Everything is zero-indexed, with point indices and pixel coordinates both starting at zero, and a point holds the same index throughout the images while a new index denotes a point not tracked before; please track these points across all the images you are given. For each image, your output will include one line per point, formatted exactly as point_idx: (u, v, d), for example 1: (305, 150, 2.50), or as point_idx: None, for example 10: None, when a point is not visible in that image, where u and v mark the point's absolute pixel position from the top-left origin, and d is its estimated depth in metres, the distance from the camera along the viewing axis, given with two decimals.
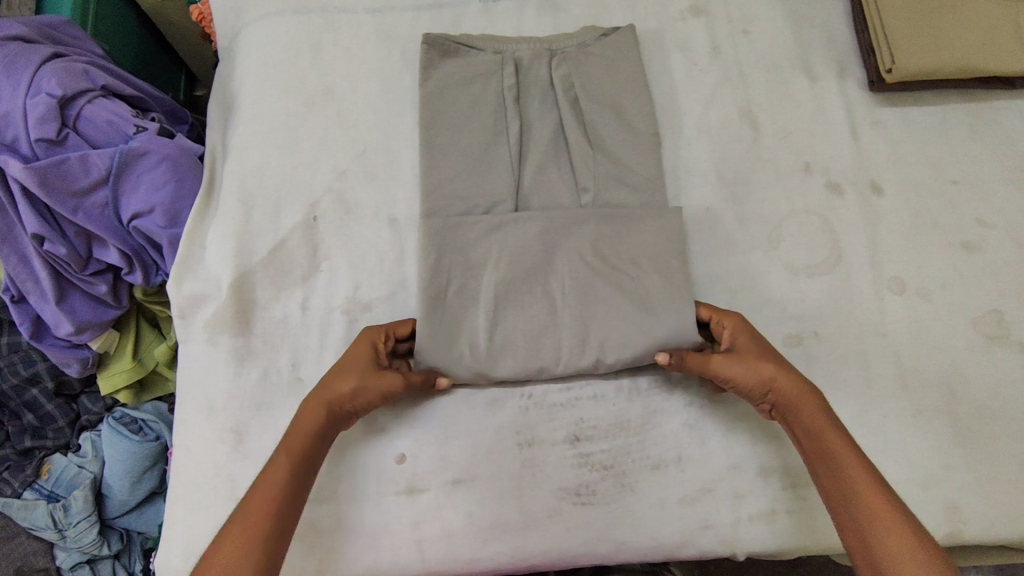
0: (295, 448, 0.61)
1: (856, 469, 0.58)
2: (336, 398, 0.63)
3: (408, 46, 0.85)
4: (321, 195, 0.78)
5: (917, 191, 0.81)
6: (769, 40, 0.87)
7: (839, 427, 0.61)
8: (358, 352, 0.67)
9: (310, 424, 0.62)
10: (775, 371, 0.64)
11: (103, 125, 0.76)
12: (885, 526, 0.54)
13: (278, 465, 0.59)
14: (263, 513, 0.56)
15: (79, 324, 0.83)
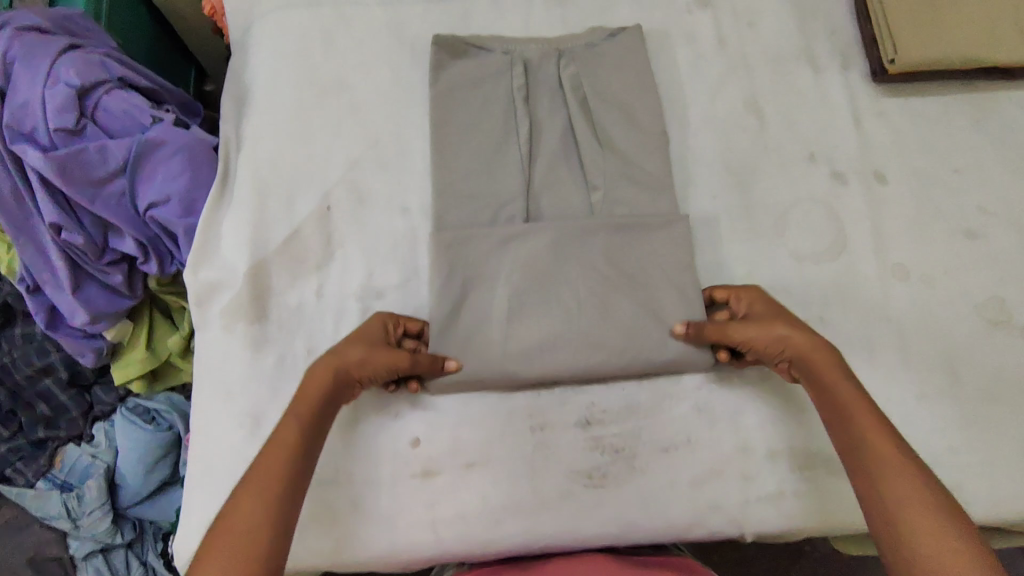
0: (305, 411, 0.61)
1: (880, 437, 0.57)
2: (346, 364, 0.65)
3: (418, 40, 0.86)
4: (335, 184, 0.79)
5: (919, 180, 0.82)
6: (773, 32, 0.88)
7: (864, 394, 0.60)
8: (366, 327, 0.69)
9: (320, 385, 0.63)
10: (797, 342, 0.65)
11: (121, 115, 0.77)
12: (906, 494, 0.53)
13: (289, 427, 0.59)
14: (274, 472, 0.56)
15: (94, 312, 0.84)
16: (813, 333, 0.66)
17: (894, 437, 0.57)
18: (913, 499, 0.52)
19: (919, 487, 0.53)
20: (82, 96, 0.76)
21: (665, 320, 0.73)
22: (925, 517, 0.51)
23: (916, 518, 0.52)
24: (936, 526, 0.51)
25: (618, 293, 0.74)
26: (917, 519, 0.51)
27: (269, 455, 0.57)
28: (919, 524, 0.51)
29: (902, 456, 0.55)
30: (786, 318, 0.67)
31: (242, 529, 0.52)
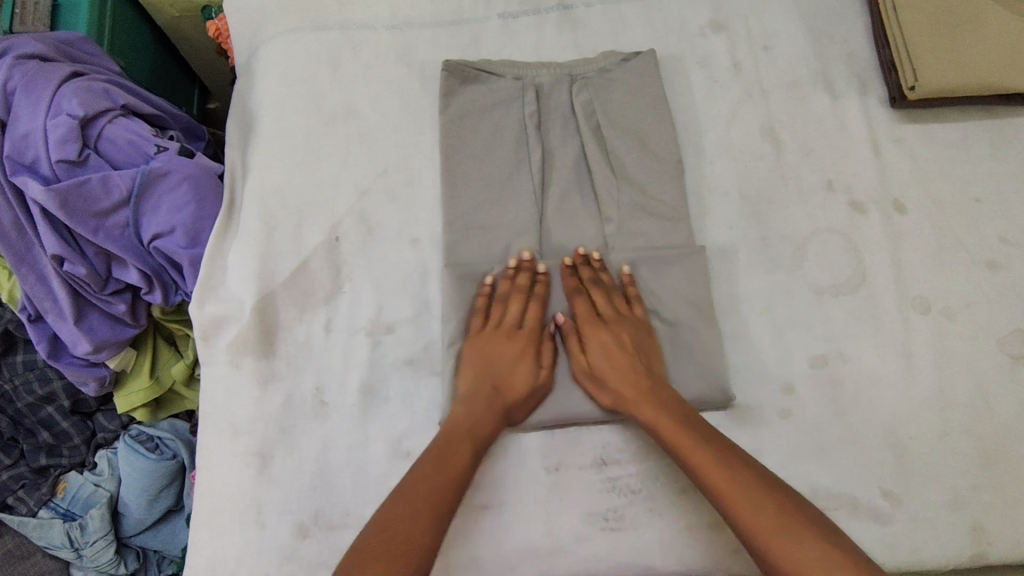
0: (478, 441, 0.64)
1: (723, 478, 0.58)
2: (513, 394, 0.67)
3: (427, 65, 0.85)
4: (343, 214, 0.78)
5: (939, 210, 0.81)
6: (790, 57, 0.86)
7: (706, 437, 0.62)
8: (515, 341, 0.70)
9: (470, 420, 0.65)
10: (639, 398, 0.66)
11: (125, 144, 0.75)
12: (766, 532, 0.54)
13: (458, 460, 0.61)
14: (439, 498, 0.58)
15: (97, 342, 0.83)
16: (660, 385, 0.68)
17: (734, 475, 0.58)
18: (784, 539, 0.54)
19: (781, 526, 0.54)
20: (85, 126, 0.74)
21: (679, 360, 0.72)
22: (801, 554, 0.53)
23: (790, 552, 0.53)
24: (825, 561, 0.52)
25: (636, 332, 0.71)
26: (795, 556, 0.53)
27: (420, 479, 0.59)
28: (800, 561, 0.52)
29: (768, 495, 0.56)
30: (631, 368, 0.68)
31: (404, 555, 0.53)
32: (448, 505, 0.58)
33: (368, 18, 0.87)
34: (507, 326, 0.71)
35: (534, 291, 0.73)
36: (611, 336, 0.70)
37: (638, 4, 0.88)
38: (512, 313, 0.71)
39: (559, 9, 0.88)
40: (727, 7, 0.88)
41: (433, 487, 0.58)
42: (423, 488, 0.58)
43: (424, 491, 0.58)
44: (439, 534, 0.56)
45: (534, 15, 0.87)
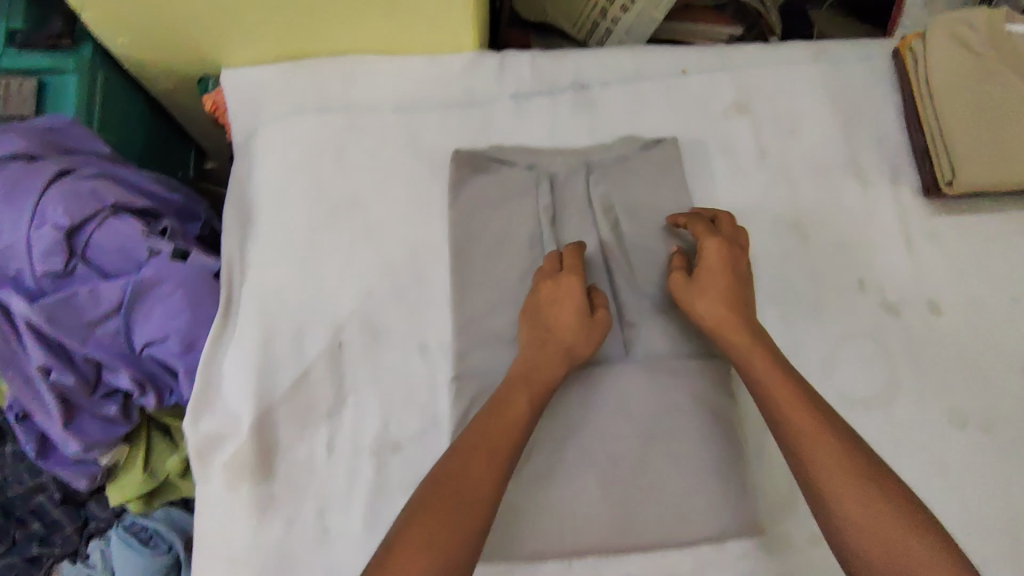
0: (518, 428, 0.61)
1: (815, 436, 0.58)
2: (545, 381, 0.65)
3: (436, 152, 0.80)
4: (347, 318, 0.73)
5: (976, 311, 0.77)
6: (819, 141, 0.82)
7: (812, 402, 0.61)
8: (584, 321, 0.68)
9: (503, 399, 0.63)
10: (739, 334, 0.66)
11: (114, 250, 0.71)
12: (849, 489, 0.55)
13: (502, 439, 0.60)
14: (484, 459, 0.59)
15: (88, 444, 0.79)
16: (776, 352, 0.65)
17: (839, 439, 0.58)
18: (867, 499, 0.55)
19: (868, 485, 0.55)
20: (73, 233, 0.70)
21: (703, 488, 0.67)
22: (889, 519, 0.53)
23: (884, 519, 0.54)
24: (891, 520, 0.53)
25: (658, 468, 0.67)
26: (864, 518, 0.54)
27: (460, 454, 0.59)
28: (863, 518, 0.54)
29: (863, 466, 0.56)
30: (729, 286, 0.68)
31: (453, 512, 0.55)
32: (495, 491, 0.58)
33: (374, 101, 0.82)
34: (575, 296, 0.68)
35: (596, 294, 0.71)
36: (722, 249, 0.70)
37: (657, 84, 0.83)
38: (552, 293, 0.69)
39: (574, 89, 0.83)
40: (751, 87, 0.83)
41: (483, 454, 0.59)
42: (465, 463, 0.58)
43: (479, 455, 0.59)
44: (487, 510, 0.57)
45: (547, 97, 0.83)
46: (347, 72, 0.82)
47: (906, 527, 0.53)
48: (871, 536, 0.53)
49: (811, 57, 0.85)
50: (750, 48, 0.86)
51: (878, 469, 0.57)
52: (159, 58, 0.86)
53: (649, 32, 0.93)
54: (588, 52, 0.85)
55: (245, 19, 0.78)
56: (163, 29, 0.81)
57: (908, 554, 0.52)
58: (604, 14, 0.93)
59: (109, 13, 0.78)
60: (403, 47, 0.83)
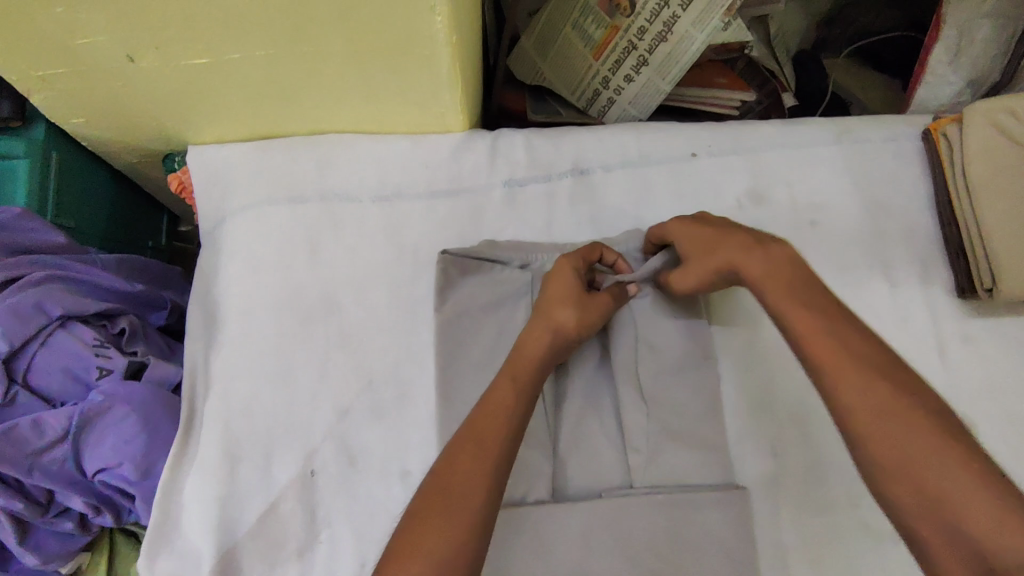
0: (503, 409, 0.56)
1: (840, 369, 0.50)
2: (534, 360, 0.60)
3: (421, 247, 0.73)
4: (321, 440, 0.66)
5: (1019, 427, 0.69)
6: (842, 234, 0.74)
7: (834, 328, 0.52)
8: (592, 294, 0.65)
9: (494, 392, 0.57)
10: (755, 275, 0.57)
11: (60, 372, 0.67)
12: (878, 441, 0.47)
13: (494, 424, 0.55)
14: (481, 446, 0.53)
15: (46, 558, 0.72)
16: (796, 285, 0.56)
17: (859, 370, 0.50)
18: (897, 441, 0.47)
19: (894, 421, 0.47)
20: (14, 355, 0.66)
21: None
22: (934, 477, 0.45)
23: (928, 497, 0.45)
24: (945, 475, 0.45)
25: None
26: (913, 491, 0.45)
27: (445, 464, 0.53)
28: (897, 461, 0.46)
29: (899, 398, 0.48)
30: (727, 246, 0.60)
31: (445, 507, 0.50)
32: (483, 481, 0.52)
33: (353, 187, 0.75)
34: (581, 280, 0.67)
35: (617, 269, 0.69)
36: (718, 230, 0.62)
37: (665, 167, 0.76)
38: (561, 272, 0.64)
39: (574, 173, 0.75)
40: (767, 172, 0.76)
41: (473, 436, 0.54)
42: (451, 474, 0.52)
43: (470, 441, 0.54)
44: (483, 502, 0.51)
45: (545, 182, 0.75)
46: (323, 156, 0.75)
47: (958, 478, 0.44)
48: (916, 499, 0.45)
49: (835, 136, 0.77)
50: (767, 124, 0.78)
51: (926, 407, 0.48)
52: (130, 140, 0.78)
53: (654, 103, 0.86)
54: (590, 129, 0.77)
55: (211, 99, 0.70)
56: (126, 115, 0.73)
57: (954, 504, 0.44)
58: (607, 84, 0.86)
59: (65, 101, 0.70)
60: (385, 126, 0.75)
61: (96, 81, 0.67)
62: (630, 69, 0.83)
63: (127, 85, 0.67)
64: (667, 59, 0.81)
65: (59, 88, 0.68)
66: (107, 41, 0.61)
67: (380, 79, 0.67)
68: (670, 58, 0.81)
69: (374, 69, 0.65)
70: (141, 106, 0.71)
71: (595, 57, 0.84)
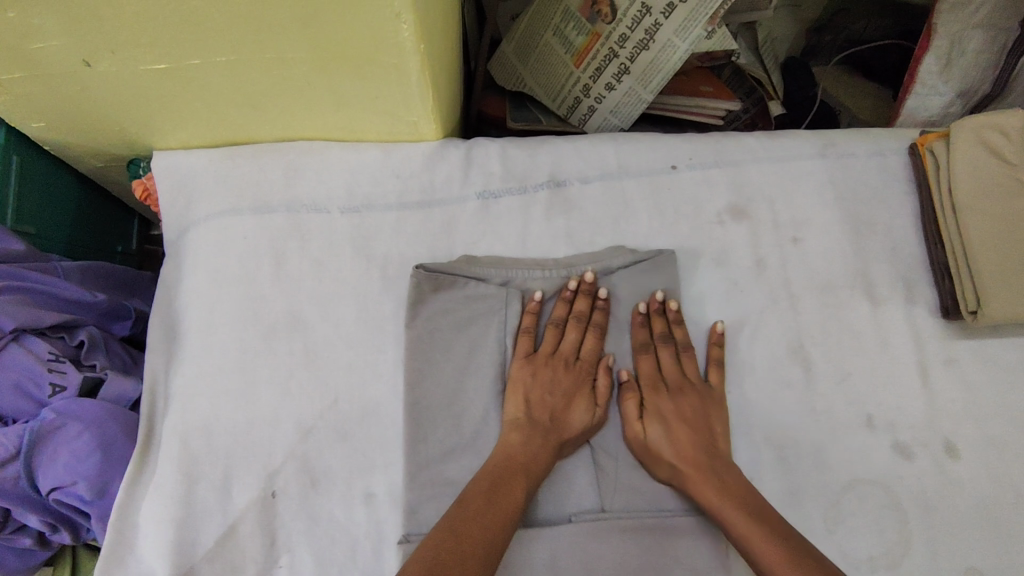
0: (513, 502, 0.57)
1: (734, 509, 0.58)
2: (567, 434, 0.63)
3: (390, 261, 0.71)
4: (282, 461, 0.64)
5: (999, 454, 0.67)
6: (824, 251, 0.72)
7: (759, 509, 0.58)
8: (576, 368, 0.67)
9: (507, 460, 0.60)
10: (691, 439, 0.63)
11: (10, 390, 0.64)
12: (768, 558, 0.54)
13: (477, 513, 0.55)
14: (472, 540, 0.53)
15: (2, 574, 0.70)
16: (723, 462, 0.62)
17: (753, 511, 0.58)
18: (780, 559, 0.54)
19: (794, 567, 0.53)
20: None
21: None
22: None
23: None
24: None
25: None
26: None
27: (472, 512, 0.55)
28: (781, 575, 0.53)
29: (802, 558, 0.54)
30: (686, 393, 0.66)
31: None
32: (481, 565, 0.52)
33: (322, 196, 0.72)
34: (564, 356, 0.66)
35: (592, 319, 0.68)
36: (711, 357, 0.68)
37: (643, 180, 0.74)
38: (569, 341, 0.67)
39: (549, 185, 0.73)
40: (748, 187, 0.74)
41: (463, 523, 0.54)
42: (451, 544, 0.52)
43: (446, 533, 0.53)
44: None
45: (519, 194, 0.73)
46: (292, 165, 0.72)
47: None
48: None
49: (820, 149, 0.75)
50: (749, 136, 0.76)
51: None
52: (93, 144, 0.76)
53: (637, 111, 0.84)
54: (567, 140, 0.75)
55: (175, 105, 0.67)
56: (88, 120, 0.70)
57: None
58: (587, 91, 0.84)
59: (22, 105, 0.68)
60: (356, 133, 0.73)
61: (53, 85, 0.64)
62: (611, 77, 0.81)
63: (85, 90, 0.65)
64: (649, 68, 0.78)
65: (15, 92, 0.65)
66: (61, 44, 0.58)
67: (348, 87, 0.65)
68: (651, 67, 0.78)
69: (342, 77, 0.63)
70: (102, 111, 0.68)
71: (576, 64, 0.82)
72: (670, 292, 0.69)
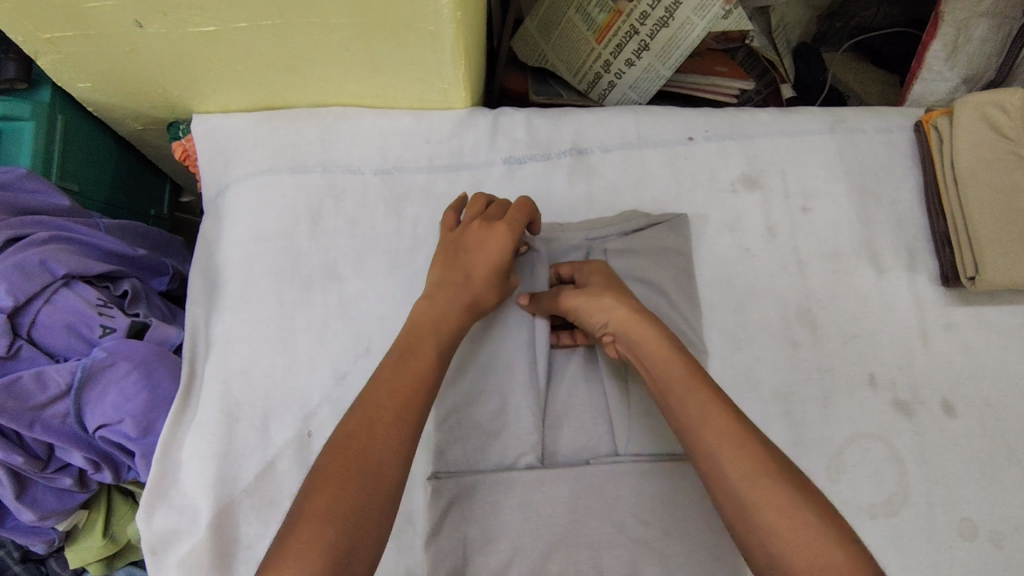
0: (452, 326, 0.61)
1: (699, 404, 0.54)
2: (471, 266, 0.64)
3: (421, 221, 0.74)
4: (317, 404, 0.68)
5: (993, 413, 0.71)
6: (832, 220, 0.76)
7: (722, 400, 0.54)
8: (493, 230, 0.66)
9: (433, 309, 0.61)
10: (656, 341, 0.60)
11: (62, 329, 0.68)
12: (730, 452, 0.51)
13: (420, 353, 0.57)
14: (411, 389, 0.54)
15: (43, 513, 0.72)
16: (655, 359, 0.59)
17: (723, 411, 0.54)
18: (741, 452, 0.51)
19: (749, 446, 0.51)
20: (19, 311, 0.67)
21: None
22: (751, 458, 0.50)
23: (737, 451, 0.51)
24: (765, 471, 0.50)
25: None
26: (737, 474, 0.50)
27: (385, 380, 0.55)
28: (737, 468, 0.50)
29: (753, 450, 0.51)
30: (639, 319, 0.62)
31: (357, 487, 0.48)
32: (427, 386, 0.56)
33: (356, 159, 0.76)
34: (481, 216, 0.67)
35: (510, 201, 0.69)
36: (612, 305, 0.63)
37: (662, 151, 0.77)
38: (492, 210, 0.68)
39: (572, 153, 0.77)
40: (761, 159, 0.78)
41: (398, 380, 0.55)
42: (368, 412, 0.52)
43: (393, 396, 0.53)
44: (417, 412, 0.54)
45: (544, 159, 0.77)
46: (328, 129, 0.76)
47: (770, 484, 0.49)
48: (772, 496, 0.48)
49: (830, 125, 0.79)
50: (762, 111, 0.79)
51: (786, 472, 0.50)
52: (134, 107, 0.79)
53: (654, 88, 0.87)
54: (589, 111, 0.78)
55: (220, 68, 0.71)
56: (134, 81, 0.74)
57: (762, 501, 0.48)
58: (608, 67, 0.87)
59: (71, 64, 0.70)
60: (388, 99, 0.76)
61: (103, 46, 0.67)
62: (631, 53, 0.85)
63: (135, 50, 0.68)
64: (668, 45, 0.82)
65: (66, 51, 0.68)
66: (116, 6, 0.61)
67: (385, 54, 0.68)
68: (671, 43, 0.82)
69: (381, 42, 0.66)
70: (148, 73, 0.72)
71: (597, 41, 0.85)
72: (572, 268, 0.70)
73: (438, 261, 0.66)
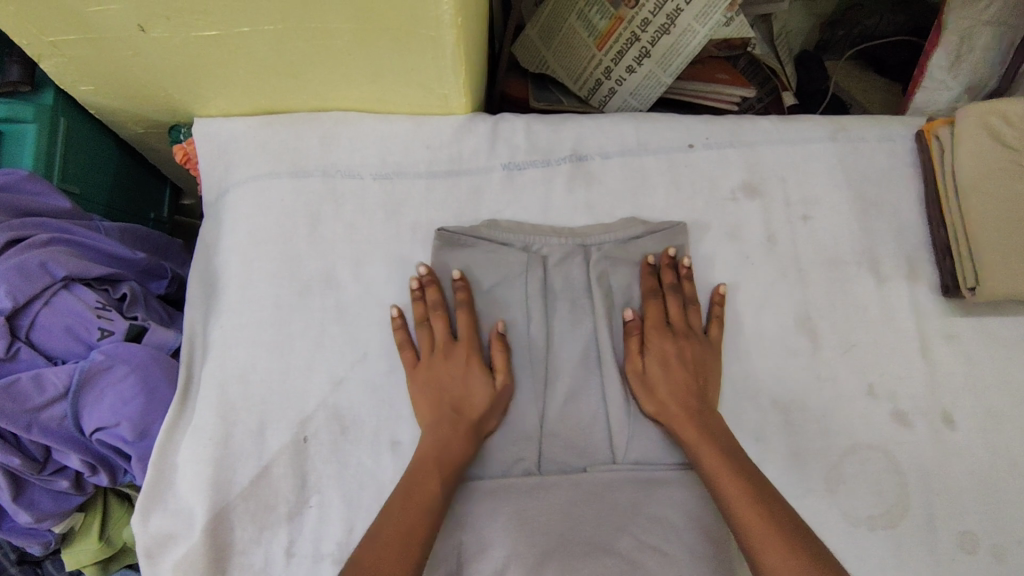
0: (456, 457, 0.63)
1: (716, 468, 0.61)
2: (471, 409, 0.65)
3: (420, 227, 0.75)
4: (314, 410, 0.68)
5: (995, 425, 0.71)
6: (831, 229, 0.76)
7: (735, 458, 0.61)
8: (456, 355, 0.68)
9: (435, 448, 0.63)
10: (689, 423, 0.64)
11: (60, 332, 0.68)
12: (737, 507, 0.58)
13: (427, 485, 0.60)
14: (416, 528, 0.57)
15: (39, 515, 0.72)
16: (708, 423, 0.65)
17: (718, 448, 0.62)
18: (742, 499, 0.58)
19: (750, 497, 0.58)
20: (17, 312, 0.67)
21: None
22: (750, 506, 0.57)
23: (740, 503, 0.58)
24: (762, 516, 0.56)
25: None
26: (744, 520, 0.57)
27: (387, 519, 0.58)
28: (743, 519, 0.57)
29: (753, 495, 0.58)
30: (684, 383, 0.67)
31: None
32: (434, 523, 0.58)
33: (355, 163, 0.76)
34: (440, 346, 0.68)
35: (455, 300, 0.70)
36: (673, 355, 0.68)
37: (662, 158, 0.77)
38: (439, 330, 0.69)
39: (572, 159, 0.77)
40: (762, 167, 0.78)
41: (407, 524, 0.57)
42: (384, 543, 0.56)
43: (402, 537, 0.56)
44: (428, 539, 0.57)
45: (543, 166, 0.77)
46: (328, 134, 0.76)
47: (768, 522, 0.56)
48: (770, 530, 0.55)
49: (831, 133, 0.79)
50: (764, 119, 0.79)
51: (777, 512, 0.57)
52: (136, 110, 0.79)
53: (654, 94, 0.88)
54: (590, 118, 0.78)
55: (220, 72, 0.71)
56: (136, 86, 0.74)
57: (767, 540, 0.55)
58: (608, 74, 0.87)
59: (74, 68, 0.71)
60: (389, 105, 0.76)
61: (106, 50, 0.68)
62: (632, 60, 0.85)
63: (137, 54, 0.68)
64: (669, 52, 0.82)
65: (68, 54, 0.69)
66: (118, 10, 0.61)
67: (385, 59, 0.68)
68: (672, 51, 0.82)
69: (380, 46, 0.66)
70: (150, 77, 0.72)
71: (598, 47, 0.85)
72: (669, 285, 0.71)
73: (416, 398, 0.66)
